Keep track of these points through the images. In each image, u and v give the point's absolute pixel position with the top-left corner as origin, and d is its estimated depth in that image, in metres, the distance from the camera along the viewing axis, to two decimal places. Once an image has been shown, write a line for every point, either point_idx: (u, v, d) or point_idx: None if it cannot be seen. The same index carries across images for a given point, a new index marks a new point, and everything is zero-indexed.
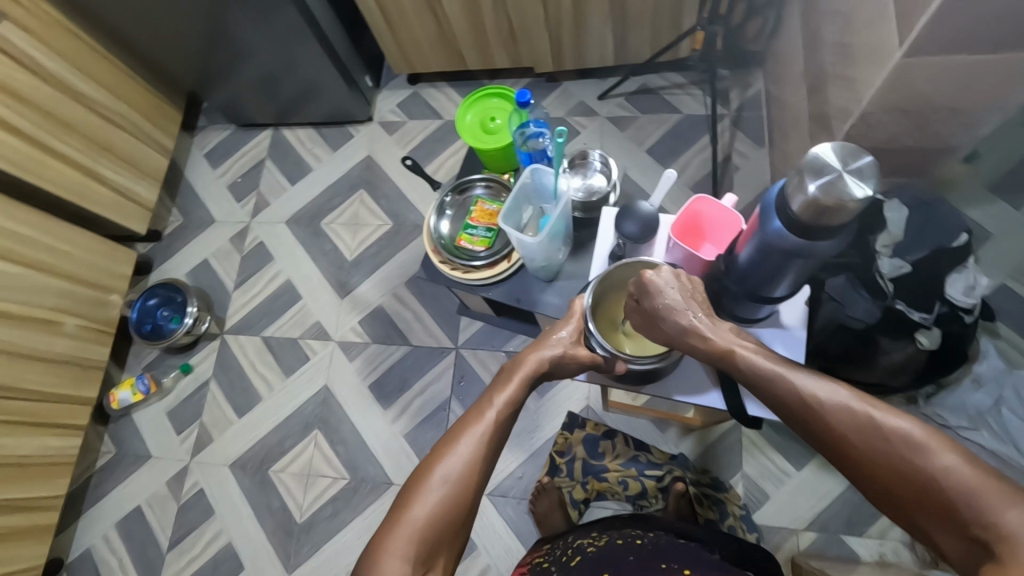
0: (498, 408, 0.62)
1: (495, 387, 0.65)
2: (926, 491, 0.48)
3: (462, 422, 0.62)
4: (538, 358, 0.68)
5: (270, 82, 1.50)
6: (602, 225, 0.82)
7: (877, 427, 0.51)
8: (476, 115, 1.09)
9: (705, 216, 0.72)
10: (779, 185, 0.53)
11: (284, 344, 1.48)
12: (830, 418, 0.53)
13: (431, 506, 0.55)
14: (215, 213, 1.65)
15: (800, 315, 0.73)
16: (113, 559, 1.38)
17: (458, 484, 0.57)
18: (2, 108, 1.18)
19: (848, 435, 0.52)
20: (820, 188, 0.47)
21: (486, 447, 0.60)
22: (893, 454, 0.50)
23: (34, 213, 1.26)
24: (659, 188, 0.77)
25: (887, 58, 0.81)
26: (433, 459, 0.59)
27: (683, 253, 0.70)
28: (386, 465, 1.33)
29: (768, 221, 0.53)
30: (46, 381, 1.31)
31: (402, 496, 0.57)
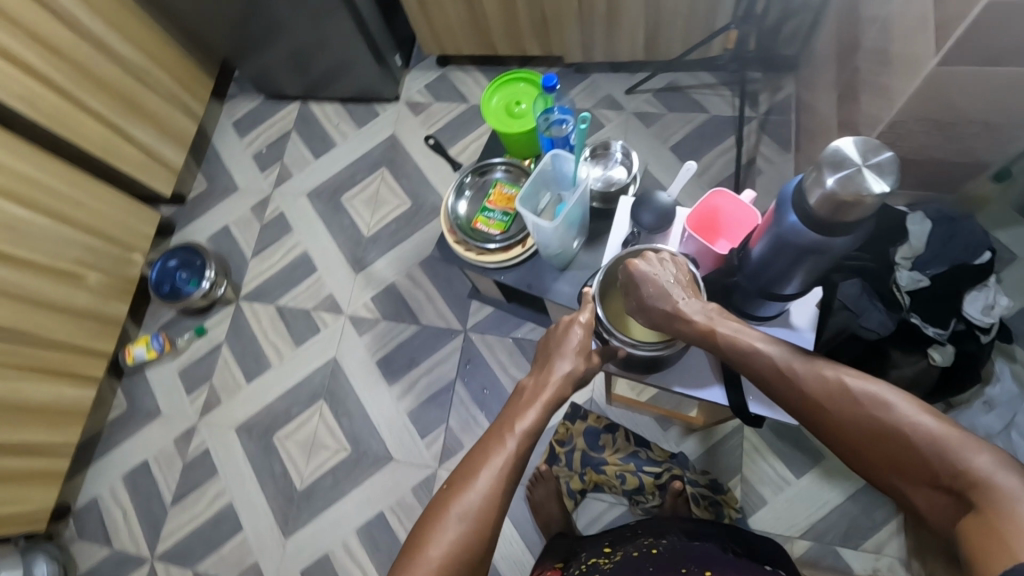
0: (518, 439, 0.61)
1: (515, 413, 0.64)
2: (899, 447, 0.50)
3: (481, 452, 0.61)
4: (557, 380, 0.66)
5: (301, 54, 1.51)
6: (619, 213, 0.82)
7: (849, 391, 0.54)
8: (502, 98, 1.09)
9: (723, 212, 0.73)
10: (797, 179, 0.53)
11: (297, 314, 1.50)
12: (806, 387, 0.56)
13: (448, 543, 0.55)
14: (239, 181, 1.67)
15: (810, 318, 0.72)
16: (117, 510, 1.42)
17: (475, 522, 0.56)
18: (39, 62, 1.20)
19: (824, 401, 0.55)
20: (839, 181, 0.47)
21: (505, 481, 0.58)
22: (866, 417, 0.53)
23: (64, 167, 1.30)
24: (678, 180, 0.78)
25: (921, 66, 0.80)
26: (450, 492, 0.58)
27: (698, 246, 0.70)
28: (388, 440, 1.35)
29: (783, 216, 0.53)
30: (66, 332, 1.34)
31: (419, 533, 0.56)
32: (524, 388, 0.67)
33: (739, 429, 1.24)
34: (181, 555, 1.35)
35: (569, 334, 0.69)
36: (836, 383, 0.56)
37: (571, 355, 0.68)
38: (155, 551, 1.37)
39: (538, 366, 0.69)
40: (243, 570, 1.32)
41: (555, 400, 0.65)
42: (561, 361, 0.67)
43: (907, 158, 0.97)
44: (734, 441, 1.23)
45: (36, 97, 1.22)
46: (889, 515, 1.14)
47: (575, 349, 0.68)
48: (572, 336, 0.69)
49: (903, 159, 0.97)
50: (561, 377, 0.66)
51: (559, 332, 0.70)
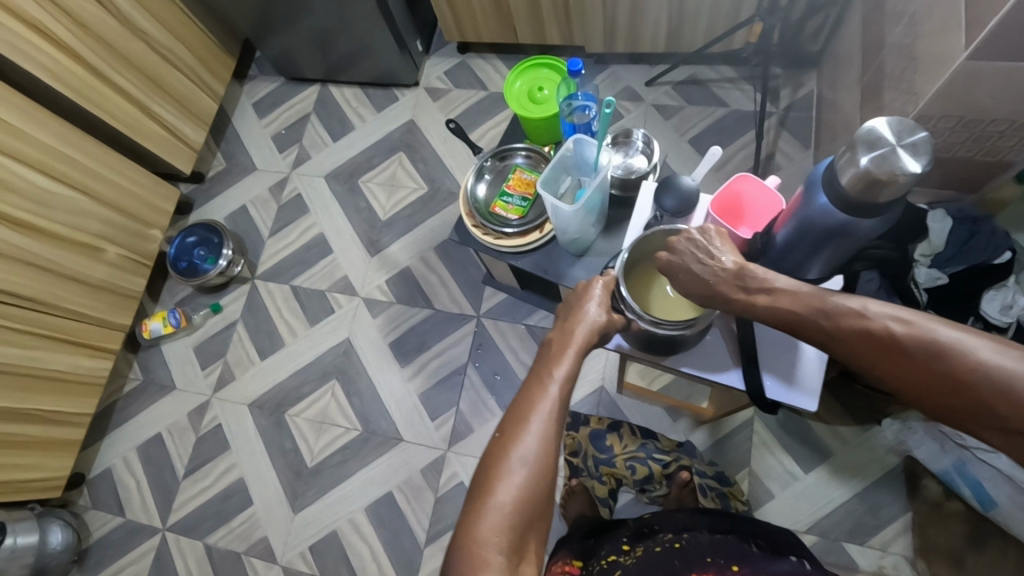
0: (560, 382, 0.60)
1: (549, 361, 0.63)
2: (965, 392, 0.48)
3: (524, 402, 0.59)
4: (585, 327, 0.65)
5: (323, 36, 1.52)
6: (640, 197, 0.82)
7: (900, 338, 0.51)
8: (525, 83, 1.09)
9: (747, 198, 0.73)
10: (828, 161, 0.53)
11: (311, 294, 1.51)
12: (852, 342, 0.54)
13: (515, 490, 0.53)
14: (257, 161, 1.69)
15: None
16: (130, 480, 1.44)
17: (537, 465, 0.55)
18: (66, 35, 1.22)
19: (879, 354, 0.52)
20: (873, 160, 0.47)
21: (556, 421, 0.58)
22: (922, 363, 0.50)
23: (88, 141, 1.31)
24: (702, 164, 0.77)
25: (950, 61, 0.79)
26: (503, 442, 0.56)
27: (722, 231, 0.70)
28: (397, 421, 1.36)
29: (813, 197, 0.53)
30: (85, 303, 1.36)
31: (478, 485, 0.55)
32: (551, 339, 0.66)
33: (748, 422, 1.24)
34: (191, 526, 1.37)
35: (591, 289, 0.69)
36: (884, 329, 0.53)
37: (596, 304, 0.67)
38: (166, 522, 1.39)
39: (563, 319, 0.68)
40: (251, 544, 1.34)
41: (587, 343, 0.64)
42: (587, 309, 0.66)
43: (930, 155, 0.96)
44: (743, 435, 1.24)
45: (63, 70, 1.23)
46: (896, 513, 1.14)
47: (601, 300, 0.67)
48: (594, 292, 0.68)
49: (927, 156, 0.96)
50: (589, 324, 0.65)
51: (581, 290, 0.69)
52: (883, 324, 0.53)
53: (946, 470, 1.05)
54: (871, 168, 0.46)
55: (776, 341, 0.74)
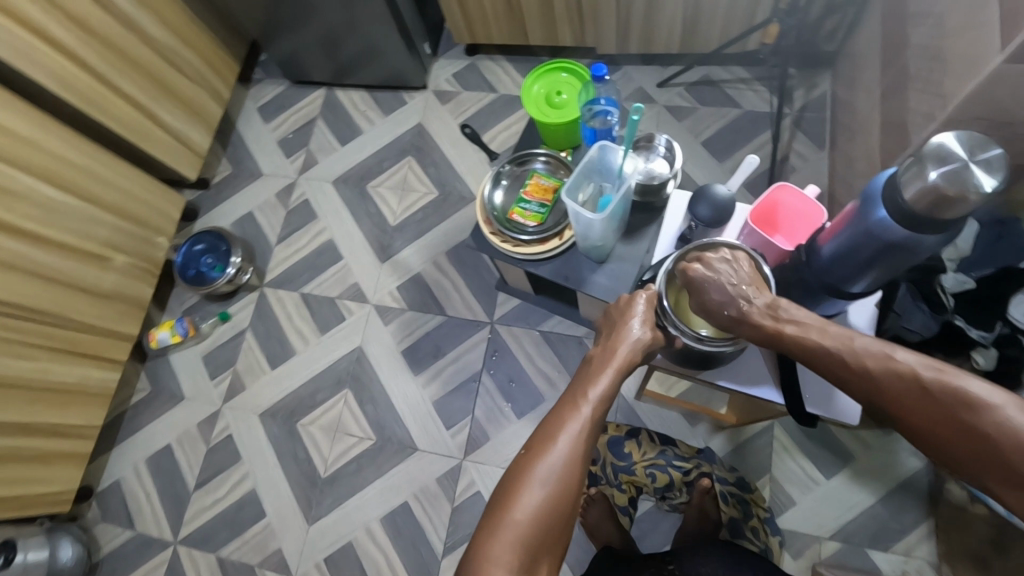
0: (593, 404, 0.60)
1: (586, 379, 0.63)
2: (980, 445, 0.48)
3: (555, 418, 0.60)
4: (627, 346, 0.65)
5: (332, 39, 1.50)
6: (669, 205, 0.81)
7: (921, 383, 0.52)
8: (543, 87, 1.08)
9: (785, 206, 0.72)
10: (887, 174, 0.53)
11: (322, 301, 1.49)
12: (882, 383, 0.54)
13: (534, 507, 0.54)
14: (264, 166, 1.66)
15: (867, 318, 0.71)
16: (141, 492, 1.42)
17: (557, 486, 0.55)
18: (72, 41, 1.19)
19: (905, 398, 0.52)
20: (944, 175, 0.46)
21: (583, 444, 0.58)
22: (949, 413, 0.50)
23: (95, 148, 1.29)
24: (738, 172, 0.76)
25: (984, 64, 0.78)
26: (528, 457, 0.57)
27: (761, 240, 0.70)
28: (413, 429, 1.35)
29: (872, 209, 0.52)
30: (93, 313, 1.34)
31: (500, 497, 0.56)
32: (591, 356, 0.66)
33: (768, 428, 1.23)
34: (204, 538, 1.35)
35: (635, 304, 0.67)
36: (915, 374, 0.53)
37: (640, 322, 0.66)
38: (178, 534, 1.37)
39: (604, 335, 0.67)
40: (266, 556, 1.32)
41: (627, 364, 0.64)
42: (630, 327, 0.66)
43: None
44: (763, 440, 1.23)
45: (70, 77, 1.21)
46: (920, 518, 1.13)
47: (645, 318, 0.66)
48: (636, 308, 0.67)
49: None
50: (632, 343, 0.65)
51: (625, 306, 0.68)
52: (913, 369, 0.53)
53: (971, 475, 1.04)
54: (940, 184, 0.46)
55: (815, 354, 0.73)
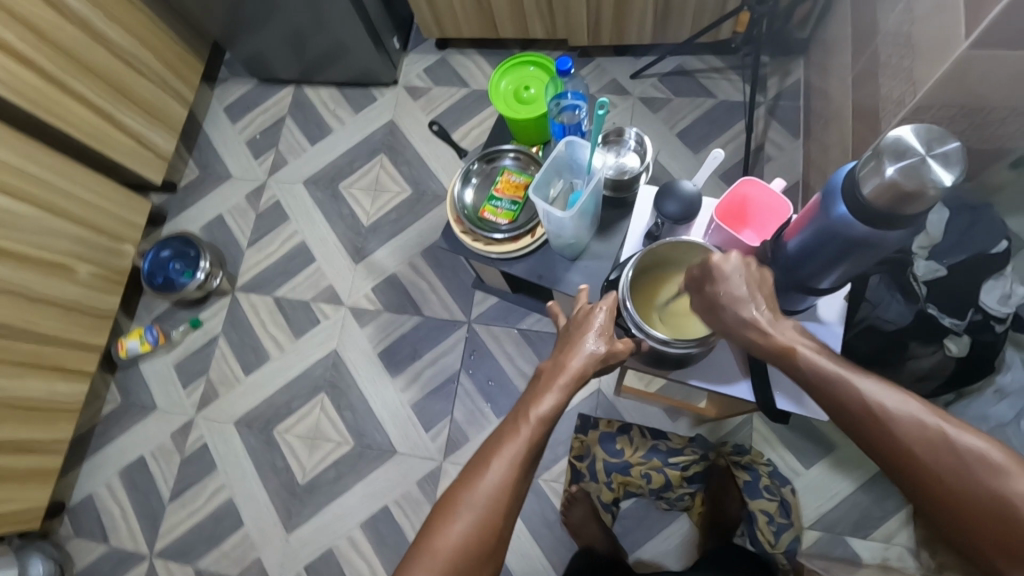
0: (533, 425, 0.60)
1: (532, 398, 0.62)
2: (1002, 513, 0.49)
3: (495, 440, 0.60)
4: (579, 360, 0.63)
5: (297, 36, 1.46)
6: (637, 201, 0.79)
7: (953, 446, 0.52)
8: (511, 82, 1.05)
9: (753, 200, 0.70)
10: (848, 167, 0.52)
11: (296, 305, 1.46)
12: (900, 429, 0.53)
13: (459, 534, 0.56)
14: (233, 169, 1.62)
15: (839, 311, 0.71)
16: (115, 506, 1.38)
17: (485, 512, 0.56)
18: (20, 43, 1.14)
19: (919, 450, 0.52)
20: (901, 170, 0.45)
21: (516, 472, 0.58)
22: (966, 471, 0.51)
23: (53, 156, 1.24)
24: (703, 167, 0.73)
25: (950, 50, 0.77)
26: (463, 481, 0.58)
27: (726, 236, 0.68)
28: (392, 434, 1.32)
29: (833, 205, 0.51)
30: (57, 326, 1.30)
31: (429, 522, 0.58)
32: (543, 369, 0.65)
33: (748, 419, 1.23)
34: (182, 551, 1.33)
35: (592, 317, 0.65)
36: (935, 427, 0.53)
37: (594, 336, 0.64)
38: (154, 548, 1.34)
39: (560, 347, 0.65)
40: (246, 567, 1.29)
41: (577, 382, 0.62)
42: (586, 340, 0.64)
43: None
44: (743, 433, 1.22)
45: (22, 83, 1.16)
46: (899, 505, 1.14)
47: (601, 331, 0.64)
48: (595, 320, 0.65)
49: None
50: (585, 357, 0.63)
51: (585, 317, 0.66)
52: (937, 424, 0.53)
53: None
54: (898, 178, 0.45)
55: None
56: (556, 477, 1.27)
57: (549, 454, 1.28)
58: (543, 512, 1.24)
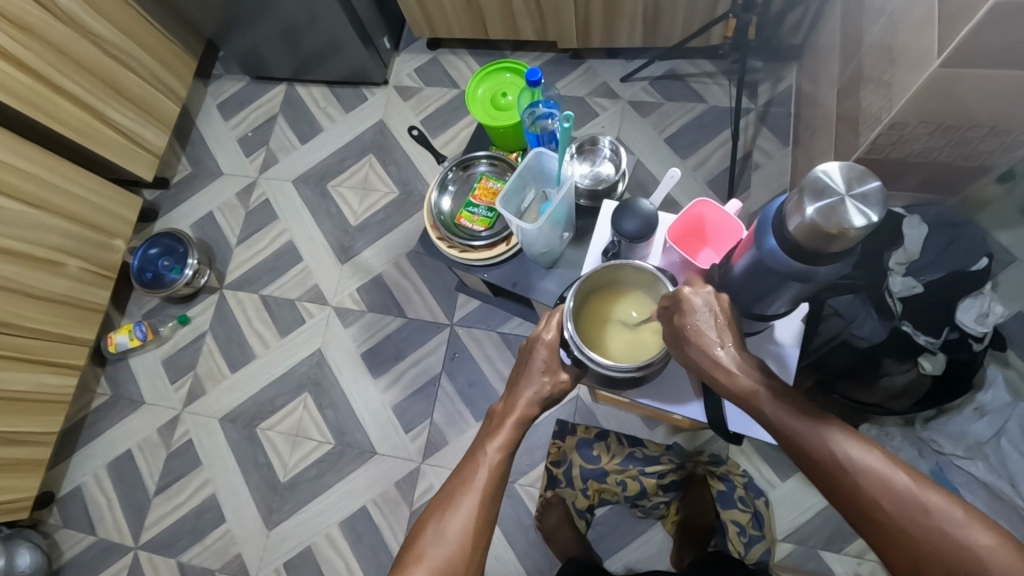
0: (492, 454, 0.61)
1: (489, 431, 0.64)
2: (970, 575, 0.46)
3: (457, 475, 0.61)
4: (529, 393, 0.65)
5: (288, 35, 1.46)
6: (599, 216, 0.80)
7: (918, 498, 0.50)
8: (488, 89, 1.07)
9: (709, 221, 0.71)
10: (780, 200, 0.51)
11: (282, 303, 1.47)
12: (861, 481, 0.52)
13: (429, 569, 0.55)
14: (224, 166, 1.63)
15: (794, 333, 0.71)
16: (102, 498, 1.41)
17: (451, 546, 0.56)
18: (9, 41, 1.15)
19: (883, 504, 0.51)
20: (819, 211, 0.44)
21: (480, 498, 0.58)
22: (933, 528, 0.49)
23: (42, 153, 1.26)
24: (660, 189, 0.76)
25: (925, 65, 0.76)
26: (427, 518, 0.58)
27: (679, 258, 0.69)
28: (373, 434, 1.34)
29: (763, 238, 0.50)
30: (46, 320, 1.32)
31: (399, 563, 0.57)
32: (498, 407, 0.67)
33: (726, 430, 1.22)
34: (165, 543, 1.35)
35: (532, 353, 0.67)
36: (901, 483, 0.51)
37: (535, 373, 0.66)
38: (138, 540, 1.37)
39: (510, 386, 0.68)
40: (226, 561, 1.32)
41: (527, 417, 0.64)
42: (534, 372, 0.66)
43: (907, 161, 0.93)
44: (721, 444, 1.22)
45: (10, 81, 1.17)
46: None
47: (540, 369, 0.66)
48: (533, 357, 0.67)
49: (904, 161, 0.93)
50: (534, 390, 0.66)
51: (526, 352, 0.68)
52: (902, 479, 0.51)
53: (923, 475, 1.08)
54: (818, 219, 0.44)
55: None
56: (532, 482, 1.27)
57: (526, 458, 1.28)
58: (518, 515, 1.25)
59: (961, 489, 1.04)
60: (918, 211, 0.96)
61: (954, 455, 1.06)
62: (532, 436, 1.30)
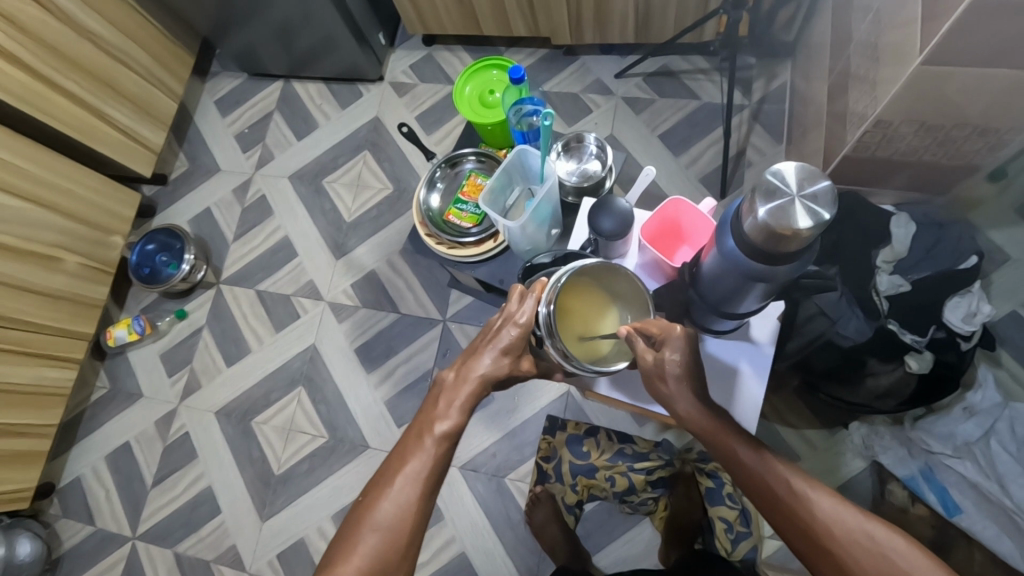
0: (437, 441, 0.62)
1: (434, 414, 0.64)
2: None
3: (399, 457, 0.62)
4: (478, 378, 0.65)
5: (283, 33, 1.47)
6: (578, 215, 0.85)
7: (867, 530, 0.54)
8: (475, 87, 1.10)
9: (685, 223, 0.75)
10: (738, 202, 0.53)
11: (276, 299, 1.49)
12: (818, 513, 0.55)
13: (363, 557, 0.56)
14: (221, 162, 1.65)
15: (769, 332, 0.73)
16: (100, 489, 1.44)
17: (389, 532, 0.57)
18: (6, 40, 1.17)
19: (838, 533, 0.54)
20: (770, 212, 0.46)
21: (420, 488, 0.59)
22: (882, 557, 0.52)
23: (39, 150, 1.28)
24: (637, 189, 0.86)
25: (907, 63, 0.75)
26: (367, 503, 0.59)
27: (654, 258, 0.73)
28: (365, 429, 1.35)
29: (723, 239, 0.52)
30: (44, 315, 1.34)
31: (335, 547, 0.58)
32: (444, 381, 0.66)
33: None
34: (162, 535, 1.38)
35: (501, 332, 0.66)
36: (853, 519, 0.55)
37: (495, 353, 0.65)
38: (136, 531, 1.39)
39: (461, 359, 0.67)
40: (221, 552, 1.34)
41: (474, 397, 0.65)
42: (483, 356, 0.65)
43: (894, 160, 0.92)
44: None
45: (7, 79, 1.19)
46: None
47: (502, 348, 0.65)
48: (500, 334, 0.65)
49: (891, 159, 0.92)
50: (481, 376, 0.65)
51: (495, 327, 0.67)
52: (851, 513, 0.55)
53: (912, 475, 1.07)
54: (770, 221, 0.46)
55: (719, 370, 0.73)
56: (522, 477, 1.28)
57: (515, 454, 1.29)
58: (507, 510, 1.26)
59: (950, 490, 1.03)
60: (907, 210, 0.97)
61: (943, 455, 1.04)
62: (523, 431, 1.30)
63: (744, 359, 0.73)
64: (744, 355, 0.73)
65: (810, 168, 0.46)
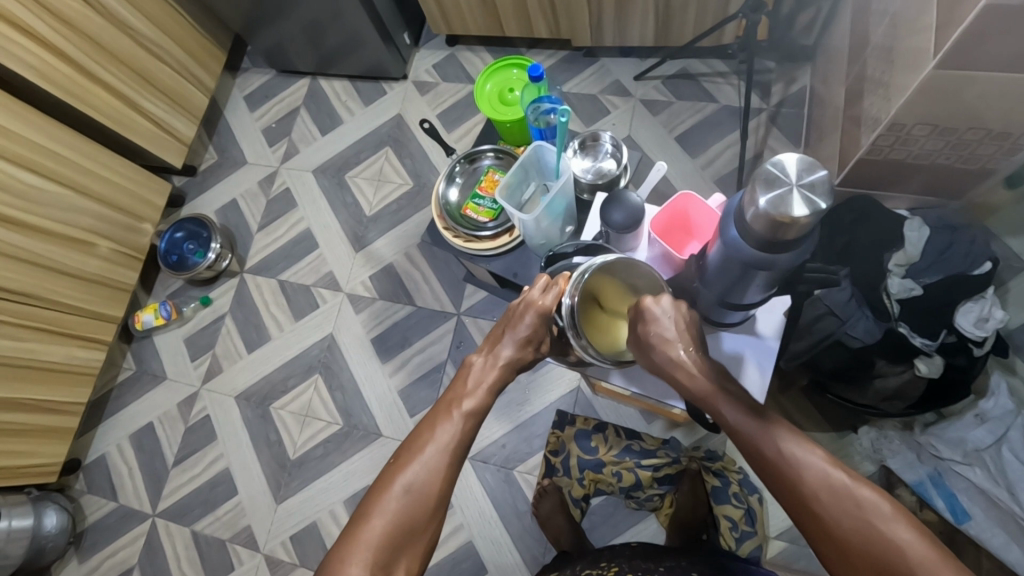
0: (464, 416, 0.65)
1: (462, 391, 0.68)
2: (886, 563, 0.52)
3: (429, 428, 0.65)
4: (501, 367, 0.69)
5: (312, 33, 1.51)
6: (591, 208, 0.90)
7: (854, 495, 0.55)
8: (495, 84, 1.14)
9: (693, 216, 0.78)
10: (739, 195, 0.57)
11: (297, 288, 1.53)
12: (803, 474, 0.57)
13: (391, 514, 0.58)
14: (248, 155, 1.70)
15: (774, 326, 0.76)
16: (123, 466, 1.49)
17: (418, 495, 0.59)
18: (47, 31, 1.23)
19: (821, 494, 0.56)
20: (770, 202, 0.50)
21: (450, 457, 0.62)
22: (866, 521, 0.53)
23: (76, 137, 1.34)
24: (648, 181, 0.90)
25: (921, 67, 0.76)
26: (396, 466, 0.61)
27: (663, 250, 0.76)
28: (379, 417, 1.38)
29: (726, 231, 0.56)
30: (77, 296, 1.39)
31: (361, 508, 0.60)
32: (472, 364, 0.70)
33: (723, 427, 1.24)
34: (181, 513, 1.42)
35: (522, 318, 0.69)
36: (841, 482, 0.56)
37: (516, 342, 0.70)
38: (156, 508, 1.44)
39: (488, 343, 0.72)
40: (236, 532, 1.38)
41: (499, 381, 0.69)
42: (503, 346, 0.70)
43: (909, 163, 0.93)
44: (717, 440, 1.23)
45: (52, 70, 1.26)
46: None
47: (521, 338, 0.70)
48: (523, 321, 0.69)
49: (906, 163, 0.93)
50: (502, 365, 0.70)
51: (515, 313, 0.70)
52: (844, 478, 0.56)
53: (920, 481, 1.05)
54: (770, 210, 0.50)
55: (725, 360, 0.76)
56: (530, 470, 1.30)
57: (524, 446, 1.32)
58: (514, 500, 1.29)
59: (959, 496, 1.02)
60: (922, 214, 0.98)
61: (952, 461, 1.04)
62: (534, 424, 1.32)
63: (749, 351, 0.76)
64: (748, 348, 0.76)
65: (808, 159, 0.50)
